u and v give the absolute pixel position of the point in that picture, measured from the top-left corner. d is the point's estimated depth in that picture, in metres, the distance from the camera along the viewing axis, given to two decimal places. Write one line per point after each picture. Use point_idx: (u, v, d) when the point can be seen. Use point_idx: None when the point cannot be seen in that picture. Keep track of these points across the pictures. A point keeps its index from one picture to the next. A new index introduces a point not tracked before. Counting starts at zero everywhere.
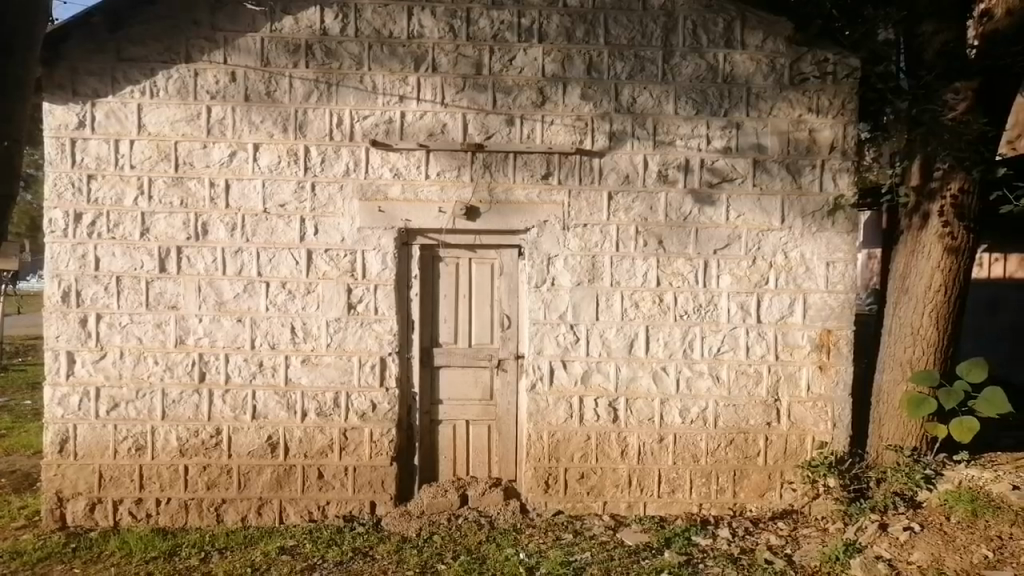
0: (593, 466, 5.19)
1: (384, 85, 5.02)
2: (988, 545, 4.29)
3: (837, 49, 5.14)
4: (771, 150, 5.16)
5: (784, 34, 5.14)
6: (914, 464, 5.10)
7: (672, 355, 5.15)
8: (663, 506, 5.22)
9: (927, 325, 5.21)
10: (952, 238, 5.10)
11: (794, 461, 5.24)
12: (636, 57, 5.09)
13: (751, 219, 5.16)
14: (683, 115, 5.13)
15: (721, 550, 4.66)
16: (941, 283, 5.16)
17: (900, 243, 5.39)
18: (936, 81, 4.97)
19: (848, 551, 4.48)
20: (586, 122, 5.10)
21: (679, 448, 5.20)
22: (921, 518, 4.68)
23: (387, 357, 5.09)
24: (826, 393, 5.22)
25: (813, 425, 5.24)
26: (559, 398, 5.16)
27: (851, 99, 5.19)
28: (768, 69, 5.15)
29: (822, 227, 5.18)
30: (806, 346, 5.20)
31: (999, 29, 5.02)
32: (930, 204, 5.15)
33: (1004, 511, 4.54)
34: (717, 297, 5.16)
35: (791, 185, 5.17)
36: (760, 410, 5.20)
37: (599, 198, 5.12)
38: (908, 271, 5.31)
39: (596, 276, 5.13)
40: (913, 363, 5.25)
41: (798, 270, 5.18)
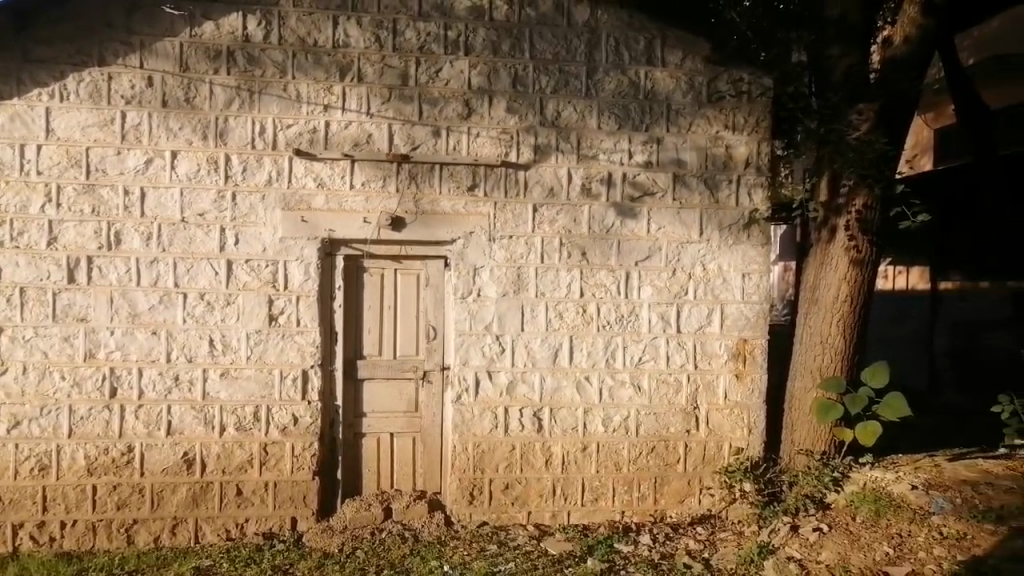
0: (518, 476, 5.23)
1: (308, 94, 4.96)
2: (889, 543, 4.53)
3: (751, 69, 5.38)
4: (690, 165, 5.33)
5: (702, 54, 5.34)
6: (823, 467, 5.33)
7: (595, 364, 5.25)
8: (587, 514, 5.30)
9: (835, 334, 5.46)
10: (857, 251, 5.37)
11: (712, 466, 5.40)
12: (561, 72, 5.18)
13: (670, 232, 5.31)
14: (607, 130, 5.24)
15: (641, 556, 4.77)
16: (848, 294, 5.43)
17: (810, 255, 5.64)
18: (843, 103, 5.24)
19: (761, 552, 4.66)
20: (511, 135, 5.15)
21: (601, 456, 5.28)
22: (829, 519, 4.90)
23: (309, 370, 5.01)
24: (742, 400, 5.41)
25: (730, 432, 5.41)
26: (484, 408, 5.18)
27: (765, 117, 5.44)
28: (687, 86, 5.32)
29: (738, 240, 5.36)
30: (723, 355, 5.37)
31: (898, 55, 5.30)
32: (837, 218, 5.41)
33: (905, 510, 4.80)
34: (639, 307, 5.28)
35: (709, 199, 5.35)
36: (679, 418, 5.34)
37: (524, 210, 5.18)
38: (817, 283, 5.56)
39: (522, 287, 5.18)
40: (822, 371, 5.49)
41: (716, 281, 5.35)
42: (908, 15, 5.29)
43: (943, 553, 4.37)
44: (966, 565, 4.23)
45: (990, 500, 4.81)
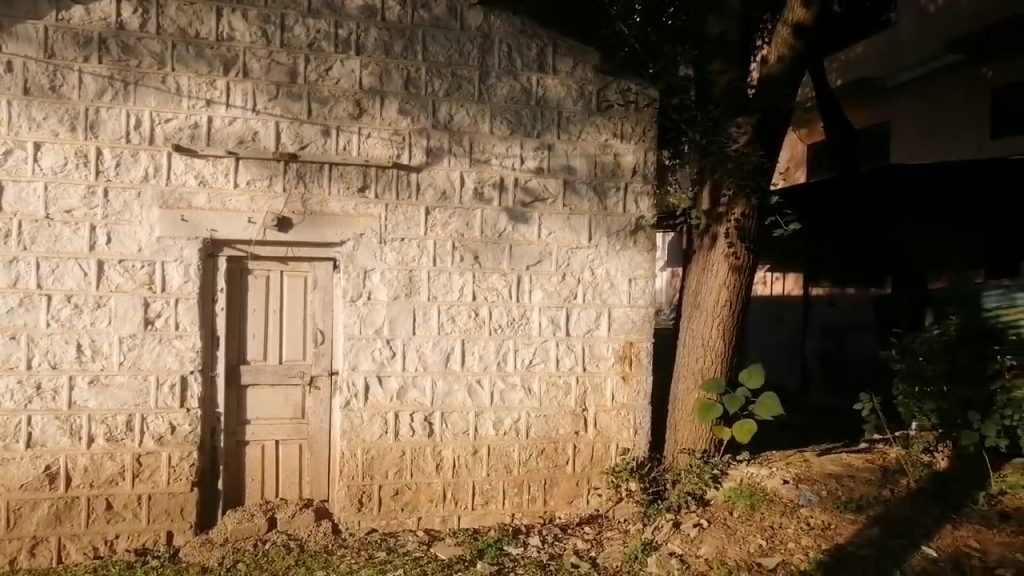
0: (408, 481, 5.18)
1: (189, 88, 4.74)
2: (763, 535, 4.79)
3: (639, 80, 5.54)
4: (580, 171, 5.44)
5: (592, 63, 5.46)
6: (704, 465, 5.57)
7: (487, 368, 5.27)
8: (477, 517, 5.31)
9: (715, 337, 5.72)
10: (736, 258, 5.63)
11: (600, 467, 5.52)
12: (453, 75, 5.18)
13: (561, 237, 5.40)
14: (499, 135, 5.28)
15: (530, 557, 4.83)
16: (727, 298, 5.69)
17: (693, 262, 5.89)
18: (723, 116, 5.50)
19: (645, 549, 4.81)
20: (403, 136, 5.11)
21: (492, 459, 5.31)
22: (708, 515, 5.12)
23: (188, 376, 4.78)
24: (628, 401, 5.56)
25: (617, 433, 5.55)
26: (374, 413, 5.10)
27: (651, 127, 5.60)
28: (578, 94, 5.43)
29: (625, 246, 5.51)
30: (610, 358, 5.51)
31: (773, 73, 5.63)
32: (717, 227, 5.66)
33: (777, 503, 5.08)
34: (530, 311, 5.35)
35: (598, 206, 5.47)
36: (568, 419, 5.44)
37: (416, 213, 5.14)
38: (700, 288, 5.81)
39: (413, 291, 5.14)
40: (703, 372, 5.74)
41: (604, 285, 5.49)
42: (782, 35, 5.61)
43: (810, 542, 4.66)
44: (830, 553, 4.52)
45: (852, 492, 5.18)
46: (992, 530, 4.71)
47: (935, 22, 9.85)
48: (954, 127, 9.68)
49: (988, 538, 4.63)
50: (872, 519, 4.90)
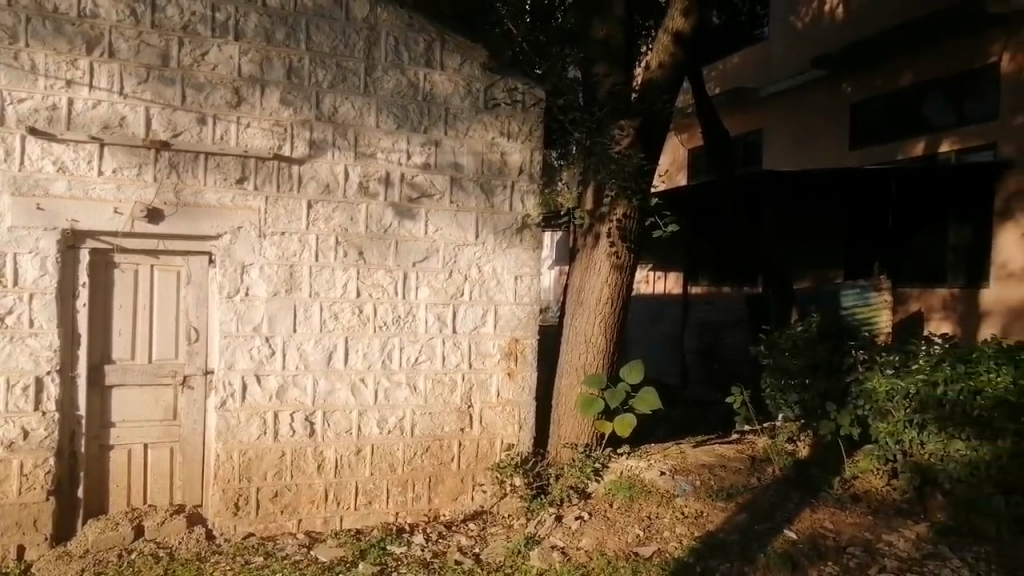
0: (287, 483, 5.03)
1: (46, 65, 4.40)
2: (640, 525, 4.97)
3: (525, 80, 5.57)
4: (467, 169, 5.43)
5: (480, 60, 5.44)
6: (586, 459, 5.72)
7: (371, 366, 5.18)
8: (360, 518, 5.22)
9: (598, 334, 5.87)
10: (618, 257, 5.81)
11: (485, 463, 5.55)
12: (337, 67, 5.06)
13: (447, 234, 5.38)
14: (385, 129, 5.20)
15: (414, 556, 4.80)
16: (609, 296, 5.85)
17: (577, 260, 6.02)
18: (607, 118, 5.63)
19: (528, 544, 4.89)
20: (285, 127, 4.94)
21: (376, 458, 5.23)
22: (590, 507, 5.26)
23: (44, 377, 4.45)
24: (513, 397, 5.62)
25: (503, 429, 5.59)
26: (252, 414, 4.92)
27: (538, 127, 5.62)
28: (465, 91, 5.41)
29: (511, 244, 5.54)
30: (496, 354, 5.54)
31: (656, 79, 5.85)
32: (601, 226, 5.81)
33: (654, 494, 5.29)
34: (415, 308, 5.30)
35: (485, 203, 5.48)
36: (454, 417, 5.43)
37: (298, 207, 4.98)
38: (583, 286, 5.95)
39: (294, 287, 4.99)
40: (585, 368, 5.88)
41: (490, 283, 5.51)
42: (663, 42, 5.85)
43: (684, 531, 4.87)
44: (702, 540, 4.75)
45: (723, 482, 5.46)
46: (845, 512, 5.08)
47: (803, 37, 10.49)
48: (818, 136, 10.33)
49: (841, 519, 4.99)
50: (740, 506, 5.18)
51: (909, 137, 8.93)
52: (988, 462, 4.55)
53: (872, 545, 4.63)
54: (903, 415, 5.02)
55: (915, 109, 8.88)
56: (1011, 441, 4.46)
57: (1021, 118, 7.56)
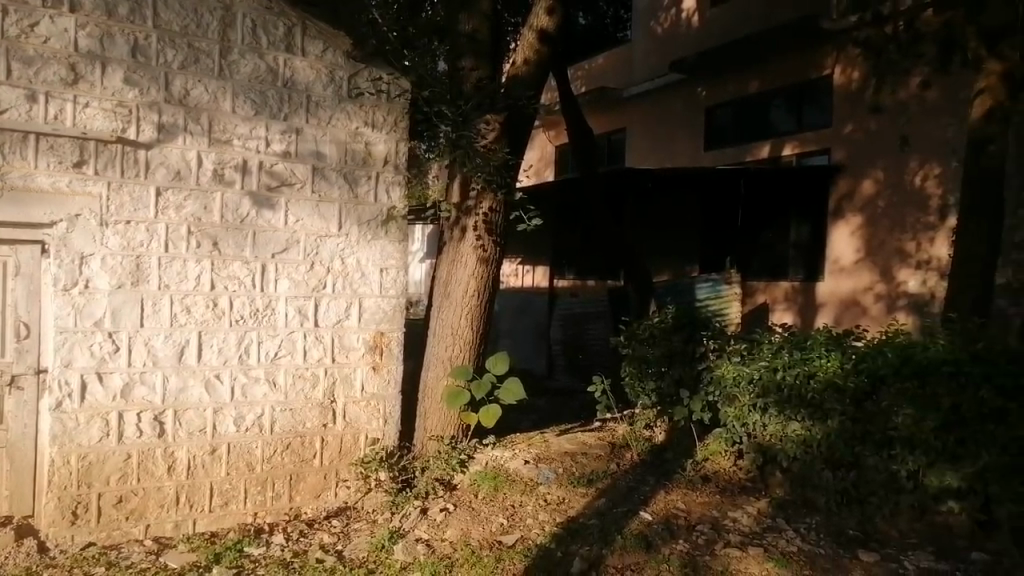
0: (133, 487, 4.72)
1: None
2: (504, 514, 5.06)
3: (390, 70, 5.49)
4: (329, 158, 5.29)
5: (343, 48, 5.31)
6: (452, 450, 5.76)
7: (226, 362, 4.95)
8: (215, 520, 4.99)
9: (465, 327, 5.92)
10: (485, 251, 5.88)
11: (348, 459, 5.45)
12: (189, 46, 4.79)
13: (309, 225, 5.22)
14: (242, 115, 4.97)
15: (273, 557, 4.64)
16: (475, 289, 5.91)
17: (444, 253, 6.03)
18: (472, 112, 5.65)
19: (392, 538, 4.85)
20: (129, 109, 4.62)
21: (232, 458, 5.01)
22: (455, 499, 5.31)
23: None
24: (379, 392, 5.54)
25: (367, 424, 5.51)
26: (92, 415, 4.58)
27: (403, 117, 5.55)
28: (328, 79, 5.27)
29: (376, 236, 5.46)
30: (360, 348, 5.45)
31: (521, 74, 5.99)
32: (468, 219, 5.86)
33: (518, 483, 5.42)
34: (274, 301, 5.11)
35: (348, 194, 5.36)
36: (316, 412, 5.29)
37: (145, 193, 4.68)
38: (450, 279, 5.97)
39: (141, 279, 4.68)
40: (452, 361, 5.92)
41: (354, 276, 5.40)
42: (528, 39, 6.02)
43: (546, 517, 5.00)
44: (563, 525, 4.89)
45: (584, 469, 5.67)
46: (696, 492, 5.38)
47: (663, 42, 10.96)
48: (675, 137, 10.86)
49: (692, 499, 5.27)
50: (600, 491, 5.38)
51: (756, 141, 9.54)
52: (819, 440, 4.95)
53: (719, 521, 4.93)
54: (748, 400, 5.38)
55: (761, 114, 9.51)
56: (838, 421, 4.83)
57: (851, 126, 8.31)
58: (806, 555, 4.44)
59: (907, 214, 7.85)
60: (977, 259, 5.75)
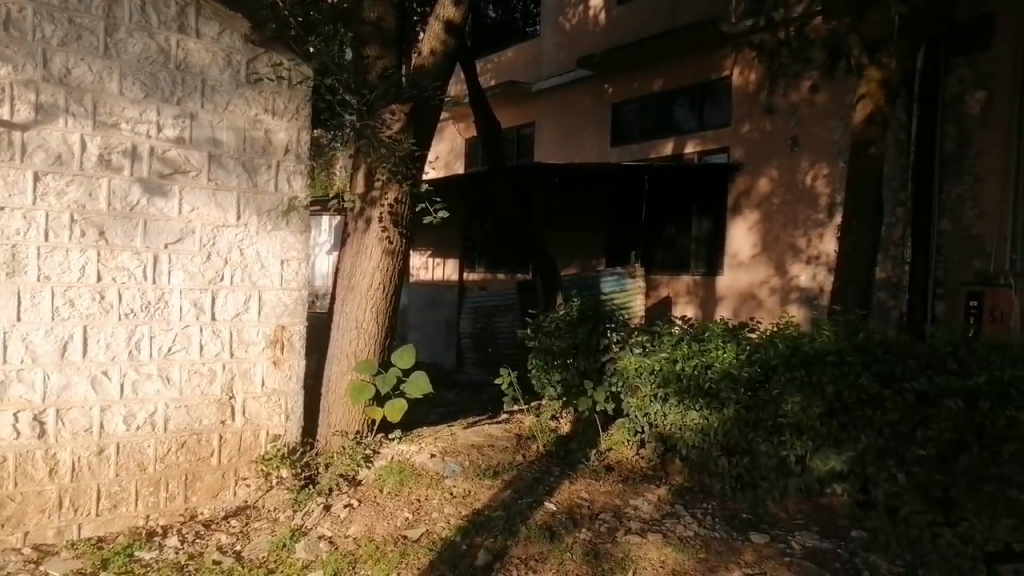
0: (9, 493, 4.42)
1: None
2: (409, 508, 5.03)
3: (291, 56, 5.35)
4: (226, 145, 5.09)
5: (241, 31, 5.13)
6: (357, 446, 5.68)
7: (115, 357, 4.69)
8: (102, 525, 4.73)
9: (369, 320, 5.83)
10: (390, 243, 5.80)
11: (248, 457, 5.28)
12: (70, 22, 4.50)
13: (205, 214, 5.01)
14: (130, 97, 4.71)
15: (167, 561, 4.44)
16: (381, 282, 5.83)
17: (348, 245, 5.93)
18: (377, 100, 5.58)
19: (293, 536, 4.73)
20: (2, 87, 4.30)
21: (121, 459, 4.76)
22: (359, 495, 5.24)
23: None
24: (280, 387, 5.39)
25: (267, 420, 5.35)
26: None
27: (305, 105, 5.44)
28: (224, 63, 5.07)
29: (277, 226, 5.30)
30: (260, 342, 5.28)
31: (427, 64, 5.95)
32: (372, 210, 5.77)
33: (424, 477, 5.39)
34: (168, 294, 4.88)
35: (247, 182, 5.17)
36: (213, 409, 5.09)
37: (21, 178, 4.37)
38: (354, 271, 5.86)
39: (17, 270, 4.37)
40: (357, 355, 5.82)
41: (254, 267, 5.23)
42: (435, 30, 5.99)
43: (452, 510, 4.99)
44: (468, 518, 4.89)
45: (490, 461, 5.71)
46: (600, 482, 5.49)
47: (570, 38, 11.10)
48: (582, 133, 11.02)
49: (596, 488, 5.39)
50: (505, 482, 5.41)
51: (659, 138, 9.78)
52: (715, 428, 5.15)
53: (621, 509, 5.05)
54: (649, 390, 5.53)
55: (664, 112, 9.76)
56: (732, 410, 5.04)
57: (748, 126, 8.68)
58: (703, 539, 4.60)
59: (798, 211, 8.23)
60: (860, 254, 6.09)
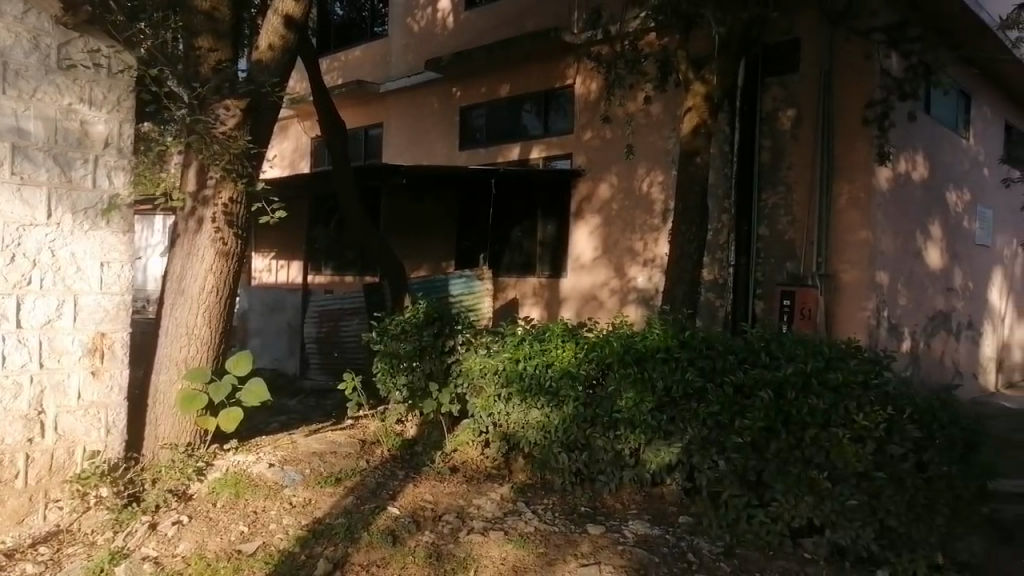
0: None
1: None
2: (245, 521, 4.82)
3: (110, 42, 4.97)
4: (33, 136, 4.63)
5: (50, 12, 4.70)
6: (188, 458, 5.37)
7: None
8: None
9: (201, 326, 5.54)
10: (224, 244, 5.54)
11: (61, 476, 4.83)
12: None
13: (8, 212, 4.52)
14: None
15: None
16: (214, 285, 5.55)
17: (177, 246, 5.60)
18: (209, 94, 5.33)
19: (113, 559, 4.40)
20: None
21: None
22: (190, 509, 4.97)
23: None
24: (100, 398, 5.00)
25: (84, 435, 4.93)
26: None
27: (127, 96, 5.06)
28: (30, 46, 4.62)
29: (95, 226, 4.92)
30: (76, 351, 4.86)
31: (264, 60, 5.74)
32: (204, 210, 5.48)
33: (262, 488, 5.20)
34: None
35: (60, 177, 4.75)
36: (18, 425, 4.62)
37: None
38: (184, 274, 5.55)
39: None
40: (188, 362, 5.52)
41: (68, 270, 4.81)
42: (273, 24, 5.75)
43: (291, 521, 4.83)
44: (308, 528, 4.73)
45: (332, 468, 5.60)
46: (444, 483, 5.53)
47: (419, 40, 11.07)
48: (431, 135, 11.02)
49: (440, 490, 5.41)
50: (348, 489, 5.31)
51: (506, 143, 9.97)
52: (555, 425, 5.30)
53: (463, 509, 5.10)
54: (492, 390, 5.62)
55: (511, 117, 9.94)
56: (571, 407, 5.22)
57: (590, 134, 9.05)
58: (543, 534, 4.72)
59: (635, 216, 8.65)
60: (687, 256, 6.51)
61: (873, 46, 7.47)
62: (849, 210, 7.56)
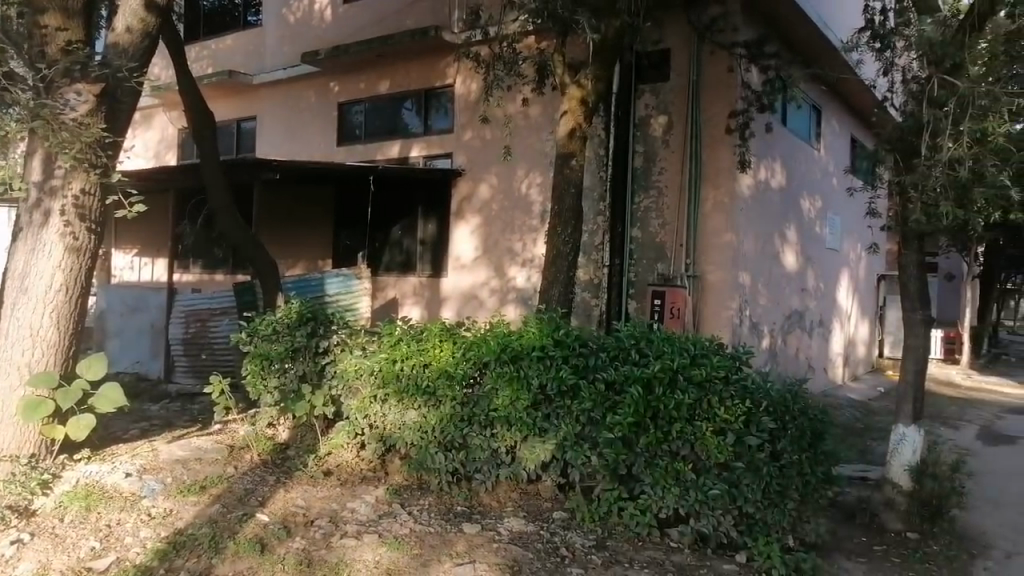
0: None
1: None
2: (96, 536, 4.50)
3: None
4: None
5: None
6: (31, 471, 4.92)
7: None
8: None
9: (48, 326, 5.12)
10: (75, 239, 5.15)
11: None
12: None
13: None
14: None
15: None
16: (64, 283, 5.15)
17: (20, 241, 5.15)
18: (58, 78, 5.00)
19: None
20: None
21: None
22: (33, 526, 4.59)
23: None
24: None
25: None
26: None
27: None
28: None
29: None
30: None
31: (121, 43, 5.38)
32: (52, 202, 5.07)
33: (116, 499, 4.87)
34: None
35: None
36: None
37: None
38: (28, 271, 5.11)
39: None
40: (32, 366, 5.08)
41: None
42: (132, 6, 5.42)
43: (150, 534, 4.54)
44: (168, 539, 4.46)
45: (197, 476, 5.33)
46: (317, 488, 5.38)
47: (294, 31, 10.72)
48: (308, 130, 10.70)
49: (312, 495, 5.27)
50: (213, 497, 5.06)
51: (386, 140, 9.82)
52: (432, 424, 5.27)
53: (337, 513, 4.98)
54: (368, 391, 5.53)
55: (391, 114, 9.81)
56: (448, 407, 5.21)
57: (469, 134, 9.08)
58: (418, 535, 4.68)
59: (514, 217, 8.75)
60: (563, 257, 6.65)
61: (735, 59, 7.91)
62: (714, 214, 7.96)
